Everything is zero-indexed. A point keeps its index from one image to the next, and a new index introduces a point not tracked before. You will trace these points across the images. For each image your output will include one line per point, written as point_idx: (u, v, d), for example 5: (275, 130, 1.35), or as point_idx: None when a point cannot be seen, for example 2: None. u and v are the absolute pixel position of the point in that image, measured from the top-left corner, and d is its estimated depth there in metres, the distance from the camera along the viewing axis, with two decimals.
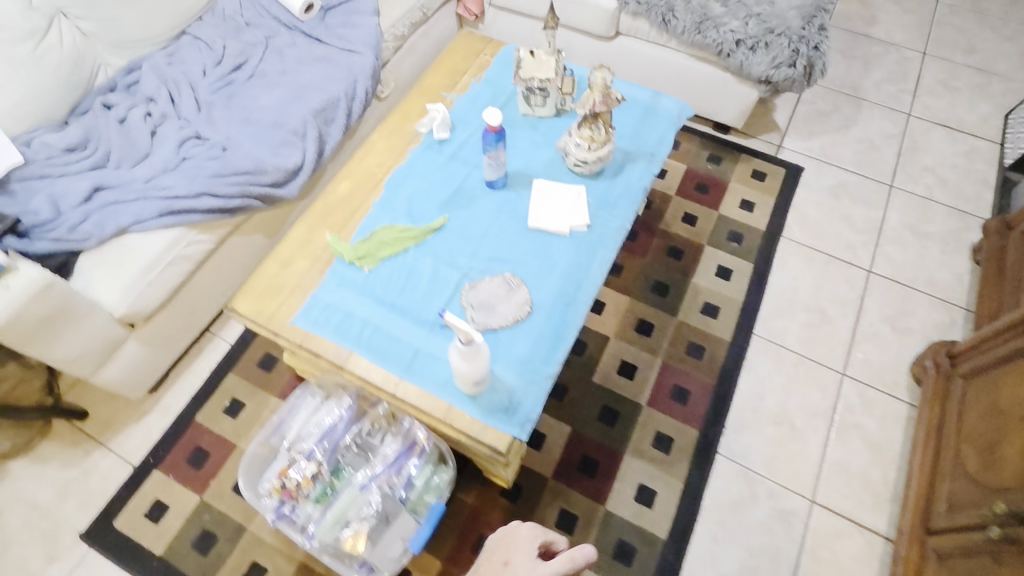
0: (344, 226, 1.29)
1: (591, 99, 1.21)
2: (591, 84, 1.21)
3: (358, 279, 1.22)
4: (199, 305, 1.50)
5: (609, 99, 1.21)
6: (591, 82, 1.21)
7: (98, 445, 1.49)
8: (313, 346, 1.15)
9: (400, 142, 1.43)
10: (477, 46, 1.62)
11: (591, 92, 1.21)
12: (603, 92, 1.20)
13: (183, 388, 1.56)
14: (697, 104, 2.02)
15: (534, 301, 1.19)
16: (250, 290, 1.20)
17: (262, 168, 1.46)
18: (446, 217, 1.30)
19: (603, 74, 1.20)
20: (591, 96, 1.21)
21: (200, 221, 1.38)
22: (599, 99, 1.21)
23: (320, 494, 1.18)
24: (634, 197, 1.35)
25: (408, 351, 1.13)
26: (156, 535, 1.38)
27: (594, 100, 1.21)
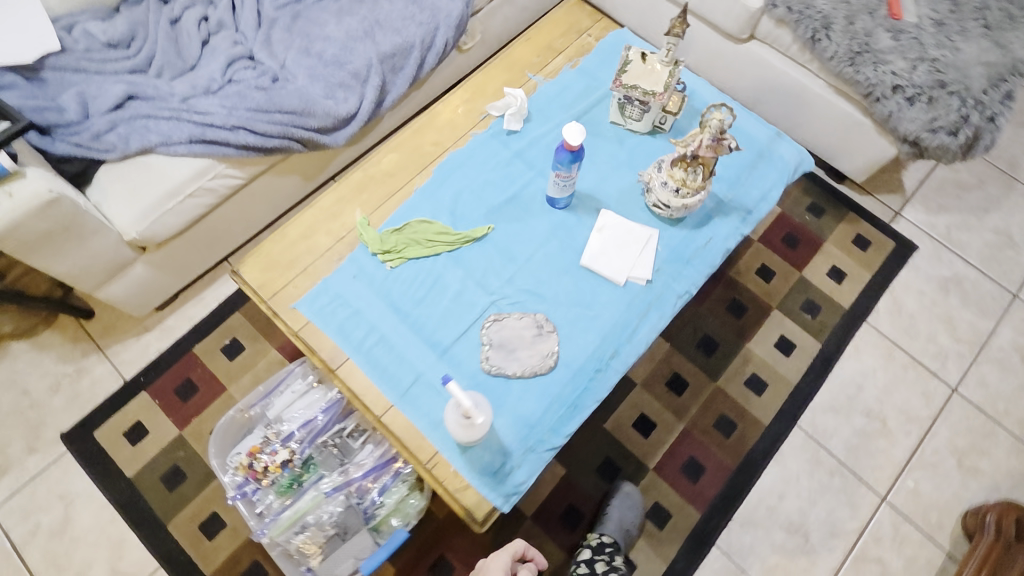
0: (376, 209, 1.15)
1: (696, 139, 0.99)
2: (703, 122, 0.97)
3: (376, 276, 1.09)
4: (219, 235, 1.42)
5: (719, 145, 0.98)
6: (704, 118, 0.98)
7: (97, 349, 1.47)
8: (310, 341, 1.04)
9: (464, 120, 1.25)
10: (580, 23, 1.39)
11: (699, 132, 0.98)
12: (715, 136, 0.97)
13: (189, 314, 1.52)
14: (817, 142, 1.73)
15: (559, 355, 1.04)
16: (260, 258, 1.09)
17: (310, 111, 1.32)
18: (491, 227, 1.14)
19: (722, 114, 0.96)
20: (698, 137, 0.98)
21: (232, 156, 1.27)
22: (708, 143, 0.98)
23: (285, 485, 1.12)
24: (711, 258, 1.15)
25: (407, 375, 1.01)
26: (129, 457, 1.37)
27: (700, 142, 0.98)
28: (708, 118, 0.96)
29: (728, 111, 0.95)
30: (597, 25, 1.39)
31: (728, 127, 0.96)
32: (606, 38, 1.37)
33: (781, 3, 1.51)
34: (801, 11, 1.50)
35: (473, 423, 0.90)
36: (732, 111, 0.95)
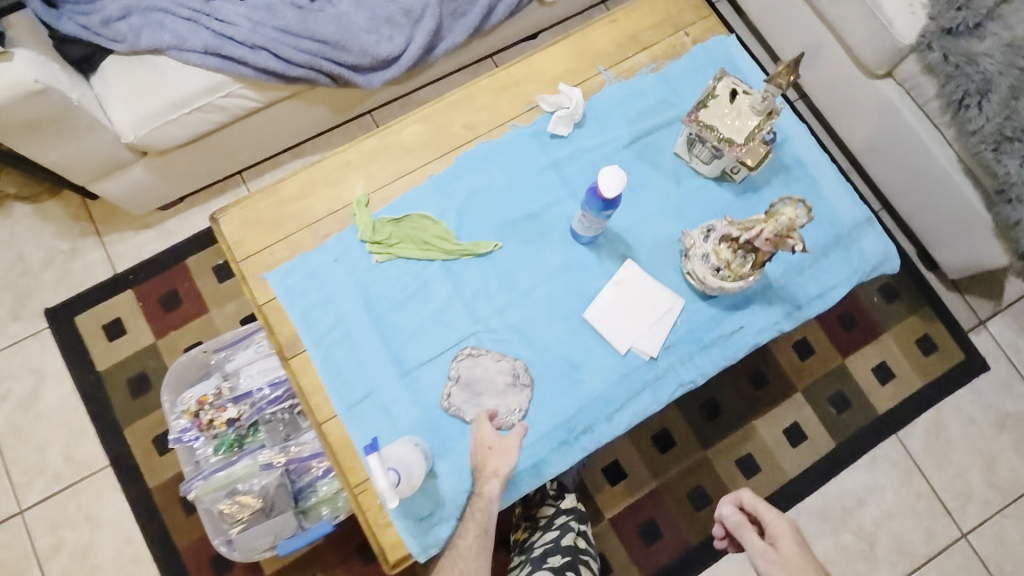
0: (380, 188, 1.01)
1: (757, 227, 0.80)
2: (772, 212, 0.78)
3: (359, 266, 0.97)
4: (228, 152, 1.32)
5: (780, 243, 0.79)
6: (775, 207, 0.79)
7: (95, 233, 1.44)
8: (272, 317, 0.95)
9: (506, 107, 1.06)
10: (679, 15, 1.14)
11: (763, 221, 0.80)
12: (779, 234, 0.78)
13: (191, 222, 1.46)
14: (921, 220, 1.47)
15: (527, 415, 0.93)
16: (241, 212, 0.98)
17: (345, 45, 1.15)
18: (499, 244, 1.00)
19: (797, 211, 0.77)
20: (759, 226, 0.80)
21: (249, 78, 1.13)
22: (768, 236, 0.80)
23: (224, 445, 1.08)
24: (734, 349, 0.99)
25: (359, 387, 0.92)
26: (104, 351, 1.38)
27: (760, 232, 0.80)
28: (780, 210, 0.78)
29: (806, 210, 0.76)
30: (701, 23, 1.14)
31: (800, 229, 0.78)
32: (706, 42, 1.13)
33: (937, 47, 1.22)
34: (961, 63, 1.20)
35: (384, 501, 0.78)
36: (812, 213, 0.76)
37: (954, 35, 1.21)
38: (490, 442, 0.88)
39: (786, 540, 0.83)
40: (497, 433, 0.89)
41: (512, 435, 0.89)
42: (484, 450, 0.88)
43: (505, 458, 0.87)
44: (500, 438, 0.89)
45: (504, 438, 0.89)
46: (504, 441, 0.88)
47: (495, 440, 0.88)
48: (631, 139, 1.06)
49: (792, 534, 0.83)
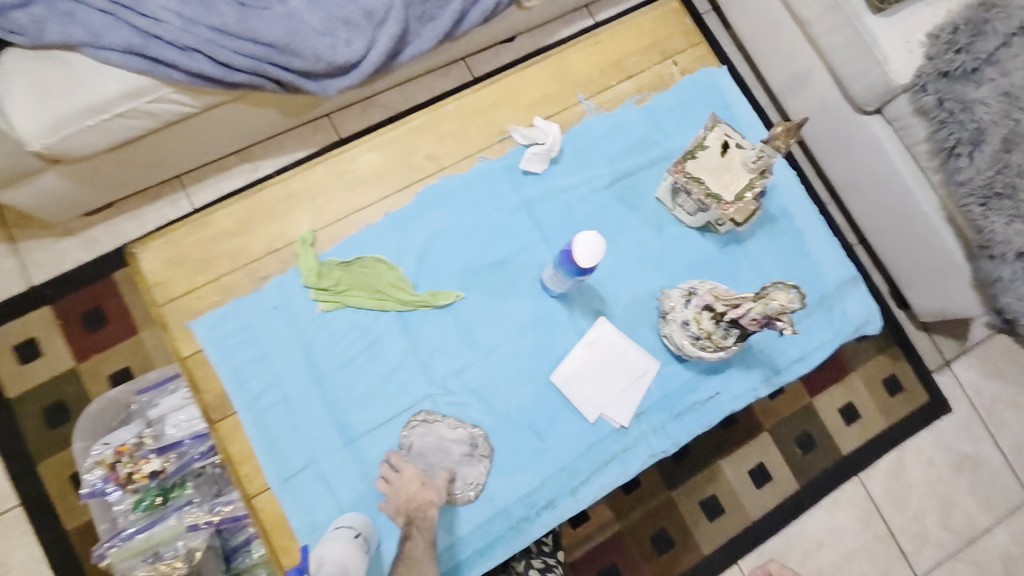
0: (328, 225, 0.89)
1: (746, 305, 0.73)
2: (764, 293, 0.71)
3: (301, 316, 0.86)
4: (161, 159, 1.16)
5: (767, 326, 0.73)
6: (767, 288, 0.72)
7: (4, 239, 1.26)
8: (198, 374, 0.83)
9: (476, 136, 0.95)
10: (669, 40, 1.04)
11: (753, 300, 0.73)
12: (770, 317, 0.71)
13: (119, 230, 1.29)
14: (897, 261, 1.44)
15: (484, 488, 0.85)
16: (164, 248, 0.85)
17: (295, 49, 1.01)
18: (461, 294, 0.90)
19: (791, 295, 0.70)
20: (748, 305, 0.73)
21: (180, 83, 0.98)
22: (757, 316, 0.73)
23: (144, 503, 0.96)
24: (708, 416, 0.93)
25: (297, 457, 0.83)
26: (14, 375, 1.22)
27: (747, 312, 0.73)
28: (774, 292, 0.71)
29: (801, 295, 0.69)
30: (691, 51, 1.04)
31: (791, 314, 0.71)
32: (696, 73, 1.03)
33: (932, 90, 1.16)
34: (955, 110, 1.14)
35: None
36: (807, 300, 0.69)
37: (950, 78, 1.15)
38: (419, 479, 0.81)
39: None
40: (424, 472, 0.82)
41: (440, 474, 0.83)
42: (410, 488, 0.80)
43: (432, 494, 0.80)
44: (427, 476, 0.82)
45: (434, 477, 0.82)
46: (433, 480, 0.81)
47: (423, 477, 0.82)
48: (612, 179, 0.97)
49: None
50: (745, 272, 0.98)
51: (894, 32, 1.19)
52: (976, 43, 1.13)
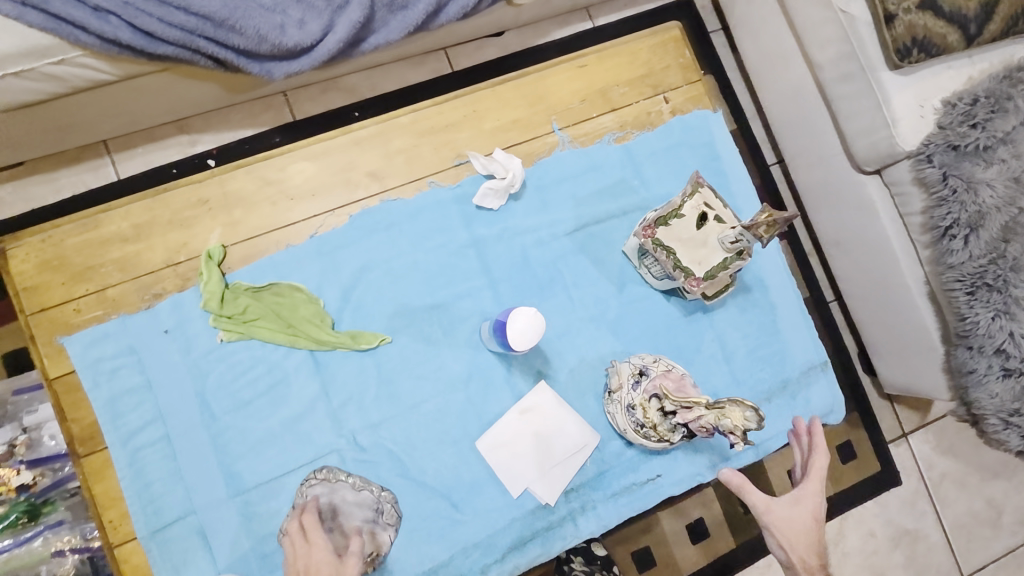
0: (242, 240, 0.77)
1: (699, 412, 0.67)
2: (719, 406, 0.65)
3: (196, 344, 0.75)
4: (76, 123, 1.01)
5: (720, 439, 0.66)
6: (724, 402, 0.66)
7: None
8: (66, 399, 0.72)
9: (429, 156, 0.83)
10: (663, 72, 0.93)
11: (706, 407, 0.67)
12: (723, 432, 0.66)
13: (27, 193, 1.13)
14: (873, 329, 1.37)
15: (386, 557, 0.75)
16: (41, 248, 0.72)
17: (236, 25, 0.87)
18: (387, 338, 0.79)
19: (747, 413, 0.64)
20: (701, 412, 0.67)
21: (92, 48, 0.84)
22: (707, 424, 0.67)
23: (4, 521, 0.84)
24: (645, 498, 0.84)
25: (173, 506, 0.72)
26: None
27: (701, 419, 0.67)
28: (729, 408, 0.65)
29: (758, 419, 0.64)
30: (685, 88, 0.93)
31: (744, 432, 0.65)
32: (687, 115, 0.93)
33: (937, 162, 1.07)
34: (958, 189, 1.05)
35: None
36: (763, 424, 0.63)
37: (959, 153, 1.06)
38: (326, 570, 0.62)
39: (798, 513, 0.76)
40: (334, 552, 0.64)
41: (352, 553, 0.64)
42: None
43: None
44: (337, 559, 0.64)
45: (342, 561, 0.63)
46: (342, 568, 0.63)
47: (330, 563, 0.63)
48: (576, 225, 0.87)
49: (812, 510, 0.76)
50: (708, 345, 0.89)
51: (909, 92, 1.10)
52: (994, 119, 1.05)
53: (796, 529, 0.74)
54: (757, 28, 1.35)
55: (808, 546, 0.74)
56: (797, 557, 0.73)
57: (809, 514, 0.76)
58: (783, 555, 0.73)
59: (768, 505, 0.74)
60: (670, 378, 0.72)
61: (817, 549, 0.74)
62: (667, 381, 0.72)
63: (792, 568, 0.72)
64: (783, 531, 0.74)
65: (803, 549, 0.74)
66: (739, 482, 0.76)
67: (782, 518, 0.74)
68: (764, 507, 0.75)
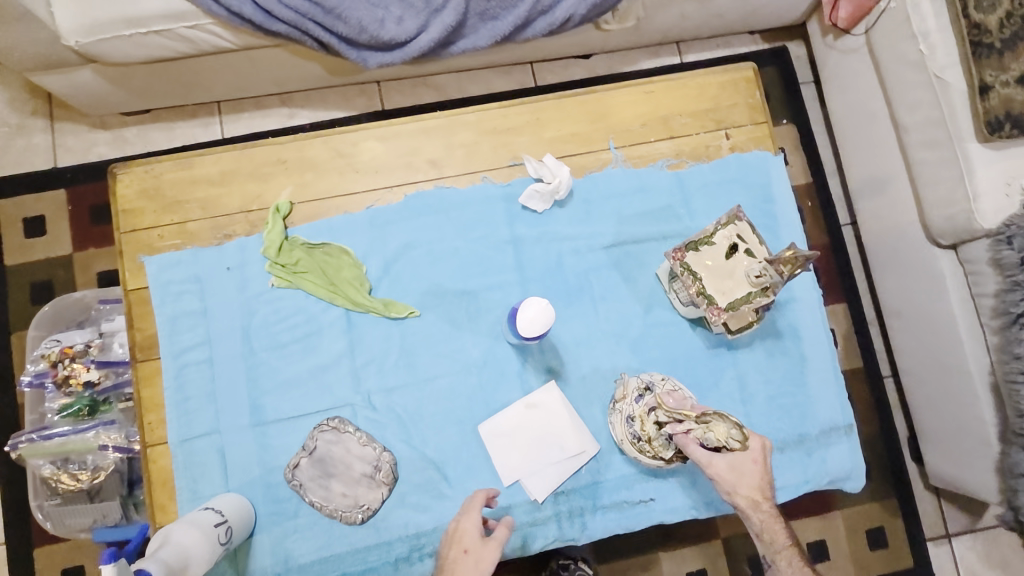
0: (308, 201, 0.86)
1: (688, 424, 0.70)
2: (705, 420, 0.68)
3: (252, 284, 0.84)
4: (198, 82, 1.16)
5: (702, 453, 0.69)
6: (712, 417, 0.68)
7: (45, 115, 1.32)
8: (136, 309, 0.82)
9: (487, 154, 0.89)
10: (730, 110, 0.94)
11: (695, 420, 0.69)
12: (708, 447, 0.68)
13: (149, 137, 1.31)
14: (926, 411, 1.28)
15: (375, 514, 0.79)
16: (144, 178, 0.84)
17: (342, 14, 0.98)
18: (416, 312, 0.85)
19: (732, 430, 0.67)
20: (690, 424, 0.69)
21: (221, 18, 0.97)
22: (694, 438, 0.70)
23: (70, 409, 0.97)
24: (634, 519, 0.84)
25: (203, 421, 0.80)
26: (18, 246, 1.28)
27: (687, 431, 0.70)
28: (715, 424, 0.67)
29: (741, 436, 0.67)
30: (749, 128, 0.94)
31: (727, 450, 0.68)
32: (746, 154, 0.93)
33: (1017, 245, 1.00)
34: None
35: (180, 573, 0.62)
36: (745, 443, 0.66)
37: None
38: (467, 543, 0.72)
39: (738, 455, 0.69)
40: (479, 532, 0.73)
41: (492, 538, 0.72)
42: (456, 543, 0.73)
43: (476, 567, 0.70)
44: (480, 539, 0.72)
45: (485, 542, 0.72)
46: (483, 547, 0.72)
47: (474, 540, 0.72)
48: (614, 241, 0.89)
49: (753, 449, 0.69)
50: (726, 382, 0.88)
51: (996, 168, 1.04)
52: None
53: (741, 474, 0.68)
54: (846, 83, 1.33)
55: (755, 484, 0.69)
56: (745, 497, 0.69)
57: (751, 457, 0.70)
58: (733, 500, 0.69)
59: (710, 461, 0.68)
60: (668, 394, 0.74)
61: (764, 485, 0.69)
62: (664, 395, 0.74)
63: (744, 512, 0.68)
64: (728, 481, 0.68)
65: (751, 488, 0.69)
66: (682, 441, 0.70)
67: (726, 468, 0.68)
68: (707, 462, 0.68)
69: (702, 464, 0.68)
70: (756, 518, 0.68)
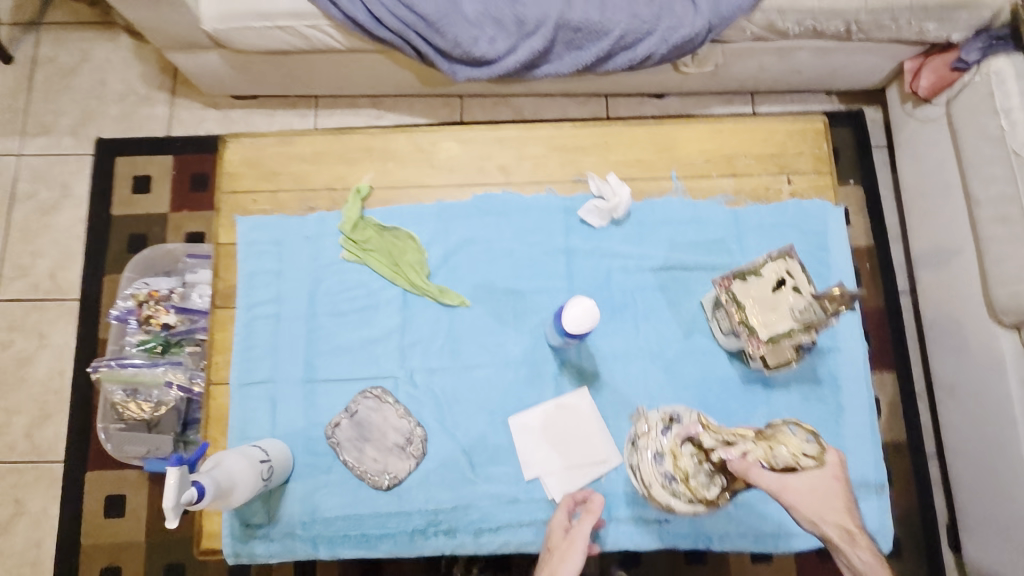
0: (386, 188, 0.94)
1: (749, 446, 0.72)
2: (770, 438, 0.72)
3: (325, 255, 0.92)
4: (304, 76, 1.29)
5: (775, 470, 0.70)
6: (777, 432, 0.73)
7: (171, 91, 1.50)
8: (223, 261, 0.92)
9: (554, 168, 0.95)
10: (794, 158, 0.97)
11: (755, 441, 0.72)
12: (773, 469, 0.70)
13: (251, 120, 1.46)
14: (971, 498, 1.22)
15: (400, 483, 0.83)
16: (249, 149, 0.95)
17: (441, 28, 1.08)
18: (466, 302, 0.91)
19: (800, 444, 0.72)
20: (750, 444, 0.72)
21: (336, 21, 1.09)
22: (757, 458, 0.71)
23: (147, 345, 1.08)
24: (646, 537, 0.85)
25: (261, 370, 0.88)
26: (126, 200, 1.45)
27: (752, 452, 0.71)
28: (783, 438, 0.72)
29: (814, 444, 0.72)
30: (812, 177, 0.96)
31: (799, 468, 0.70)
32: (805, 201, 0.95)
33: None
34: None
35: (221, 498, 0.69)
36: (821, 452, 0.71)
37: None
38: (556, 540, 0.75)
39: (812, 473, 0.70)
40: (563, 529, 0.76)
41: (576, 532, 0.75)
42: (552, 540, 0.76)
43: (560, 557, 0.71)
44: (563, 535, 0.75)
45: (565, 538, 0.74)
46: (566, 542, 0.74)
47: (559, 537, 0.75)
48: (663, 264, 0.92)
49: (831, 465, 0.71)
50: (757, 419, 0.88)
51: None
52: None
53: (825, 494, 0.68)
54: (921, 151, 1.32)
55: (839, 508, 0.68)
56: (834, 526, 0.66)
57: (830, 475, 0.70)
58: (820, 531, 0.66)
59: (783, 483, 0.68)
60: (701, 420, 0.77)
61: (847, 506, 0.68)
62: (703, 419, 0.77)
63: (835, 544, 0.65)
64: (810, 505, 0.67)
65: (836, 514, 0.67)
66: (745, 465, 0.70)
67: (806, 489, 0.68)
68: (782, 486, 0.68)
69: (776, 487, 0.68)
70: (855, 553, 0.64)
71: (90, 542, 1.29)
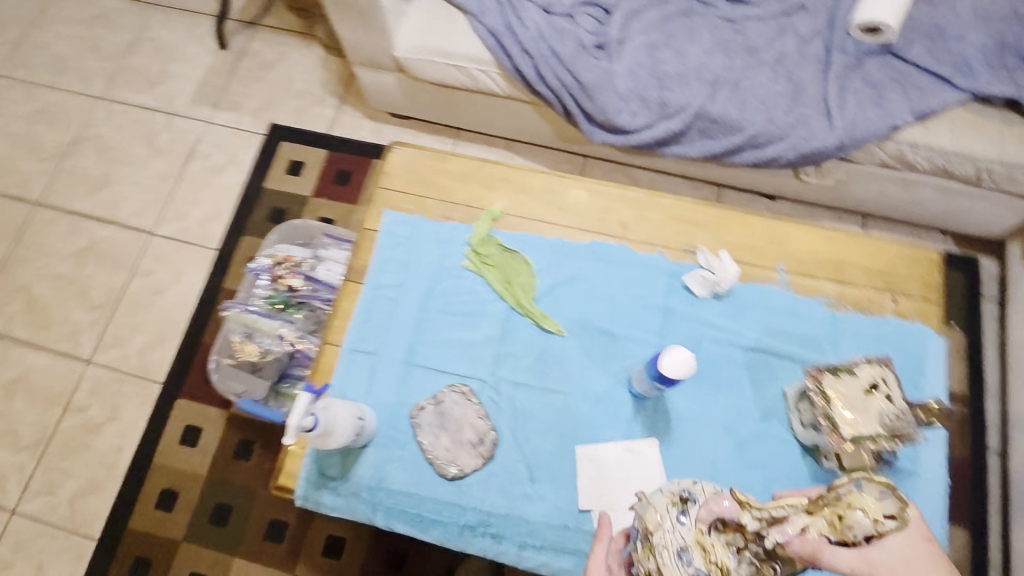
0: (517, 216, 1.06)
1: (809, 521, 0.63)
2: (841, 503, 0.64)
3: (449, 259, 1.03)
4: (459, 110, 1.47)
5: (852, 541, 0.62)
6: (843, 495, 0.64)
7: (341, 98, 1.75)
8: (363, 243, 1.06)
9: (669, 235, 1.03)
10: (903, 280, 1.00)
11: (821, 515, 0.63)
12: (849, 544, 0.62)
13: (400, 136, 1.66)
14: None
15: (464, 477, 0.89)
16: (412, 158, 1.10)
17: (593, 95, 1.22)
18: (563, 332, 0.98)
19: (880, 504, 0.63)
20: (808, 522, 0.63)
21: (506, 70, 1.26)
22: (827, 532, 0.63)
23: (272, 300, 1.22)
24: None
25: (370, 343, 0.98)
26: (278, 178, 1.68)
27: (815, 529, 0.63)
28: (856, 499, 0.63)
29: (891, 501, 0.63)
30: (919, 303, 0.99)
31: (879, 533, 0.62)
32: (908, 324, 0.97)
33: None
34: None
35: (325, 439, 0.79)
36: (902, 509, 0.62)
37: None
38: None
39: (892, 536, 0.62)
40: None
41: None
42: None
43: None
44: None
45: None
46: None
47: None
48: (754, 346, 0.96)
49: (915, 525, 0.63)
50: None
51: None
52: None
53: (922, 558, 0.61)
54: None
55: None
56: None
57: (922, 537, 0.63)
58: None
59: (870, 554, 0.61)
60: (729, 496, 0.67)
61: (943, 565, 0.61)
62: (734, 494, 0.67)
63: None
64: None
65: None
66: (813, 544, 0.63)
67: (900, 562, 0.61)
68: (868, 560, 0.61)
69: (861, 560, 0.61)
70: None
71: (161, 462, 1.42)
